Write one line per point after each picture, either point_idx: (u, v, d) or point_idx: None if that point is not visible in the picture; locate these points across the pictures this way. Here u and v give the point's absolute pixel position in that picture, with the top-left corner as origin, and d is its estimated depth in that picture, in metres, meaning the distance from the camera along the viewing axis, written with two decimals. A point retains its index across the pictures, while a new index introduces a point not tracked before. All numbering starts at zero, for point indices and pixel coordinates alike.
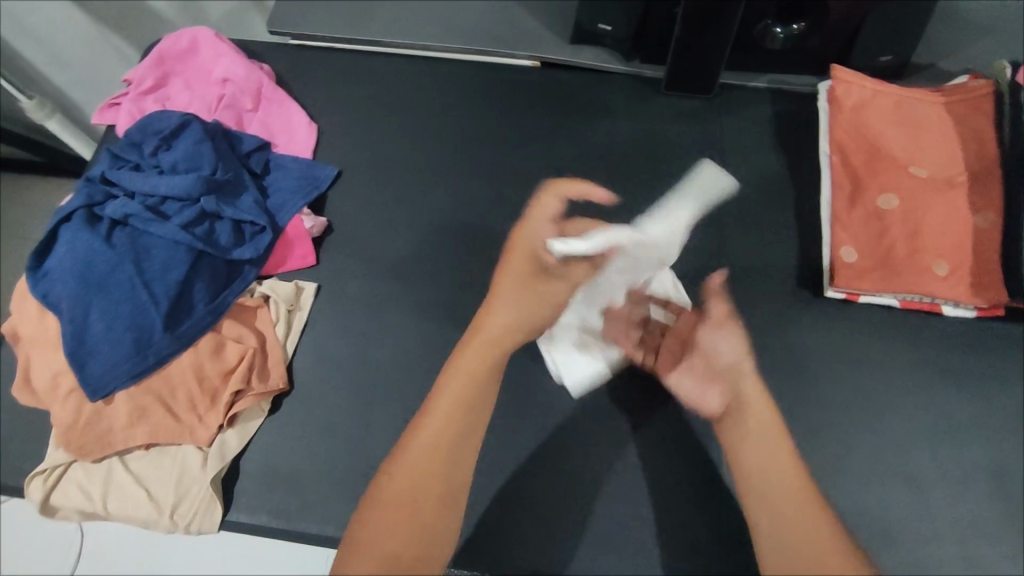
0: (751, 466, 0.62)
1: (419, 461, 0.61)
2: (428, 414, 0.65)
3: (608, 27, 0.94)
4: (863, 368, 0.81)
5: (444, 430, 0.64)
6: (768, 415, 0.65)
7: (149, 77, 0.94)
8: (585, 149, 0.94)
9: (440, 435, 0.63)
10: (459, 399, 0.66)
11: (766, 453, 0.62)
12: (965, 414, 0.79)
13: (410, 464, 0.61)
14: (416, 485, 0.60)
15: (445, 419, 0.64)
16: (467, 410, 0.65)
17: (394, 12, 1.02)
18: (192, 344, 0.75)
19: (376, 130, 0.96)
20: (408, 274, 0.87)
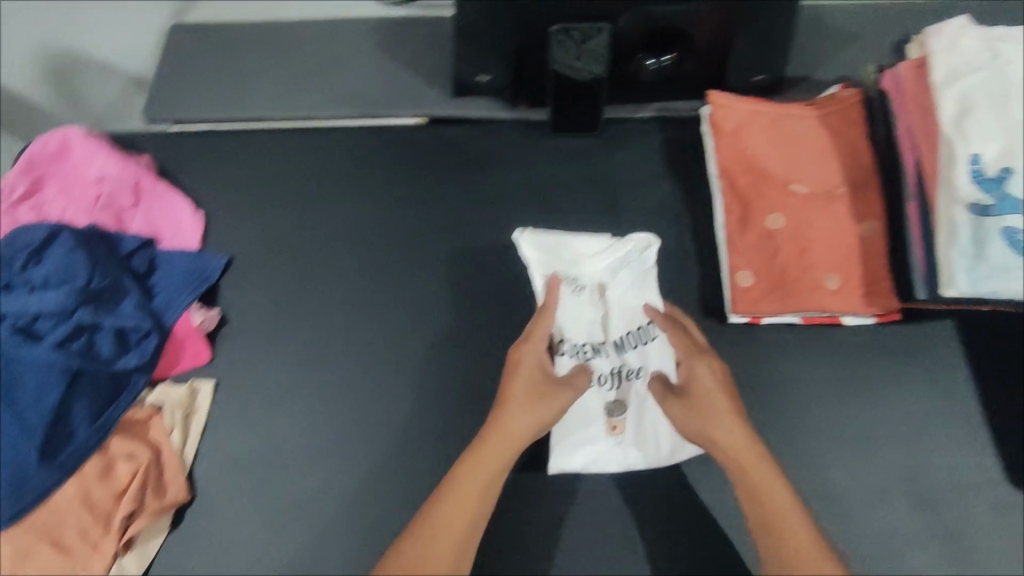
0: (761, 500, 0.68)
1: (461, 509, 0.68)
2: (465, 465, 0.71)
3: (486, 76, 0.92)
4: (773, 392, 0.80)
5: (480, 480, 0.70)
6: (750, 447, 0.70)
7: (20, 184, 0.90)
8: (478, 203, 0.93)
9: (477, 490, 0.69)
10: (485, 462, 0.71)
11: (767, 486, 0.68)
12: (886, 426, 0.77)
13: (435, 536, 0.67)
14: (450, 527, 0.68)
15: (475, 481, 0.70)
16: (490, 479, 0.70)
17: (273, 84, 1.00)
18: (76, 470, 0.73)
19: (266, 209, 0.94)
20: (310, 357, 0.84)
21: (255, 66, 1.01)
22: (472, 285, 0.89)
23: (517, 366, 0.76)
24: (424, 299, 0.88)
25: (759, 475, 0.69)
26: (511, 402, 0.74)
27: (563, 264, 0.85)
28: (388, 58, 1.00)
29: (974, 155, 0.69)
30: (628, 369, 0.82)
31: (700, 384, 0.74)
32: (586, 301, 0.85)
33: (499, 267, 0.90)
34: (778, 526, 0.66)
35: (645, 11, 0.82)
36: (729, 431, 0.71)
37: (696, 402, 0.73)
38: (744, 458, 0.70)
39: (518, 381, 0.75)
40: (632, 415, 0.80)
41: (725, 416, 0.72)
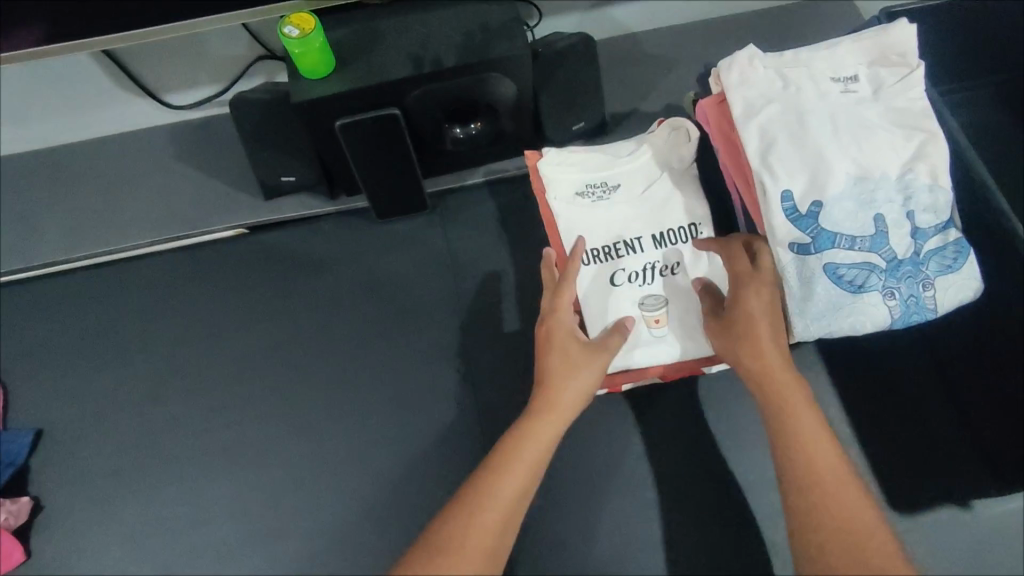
0: (807, 446, 0.57)
1: (497, 511, 0.59)
2: (499, 461, 0.62)
3: (291, 177, 0.85)
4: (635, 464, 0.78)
5: (518, 479, 0.61)
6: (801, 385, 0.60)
7: None
8: (312, 313, 0.85)
9: (523, 480, 0.61)
10: (522, 453, 0.62)
11: (813, 428, 0.58)
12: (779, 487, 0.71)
13: (452, 558, 0.56)
14: (481, 532, 0.58)
15: (511, 480, 0.61)
16: (527, 477, 0.62)
17: (62, 219, 0.89)
18: None
19: (73, 365, 0.83)
20: (148, 529, 0.76)
21: (40, 202, 0.90)
22: (311, 405, 0.80)
23: (552, 340, 0.68)
24: (262, 429, 0.80)
25: (804, 420, 0.59)
26: (551, 375, 0.66)
27: (590, 174, 0.79)
28: (189, 166, 0.90)
29: (785, 192, 0.66)
30: (662, 263, 0.78)
31: (749, 309, 0.63)
32: (618, 208, 0.79)
33: (342, 380, 0.81)
34: (811, 475, 0.56)
35: (430, 88, 0.75)
36: (772, 357, 0.62)
37: (744, 327, 0.63)
38: (785, 390, 0.60)
39: (555, 356, 0.67)
40: (674, 307, 0.76)
41: (774, 344, 0.62)
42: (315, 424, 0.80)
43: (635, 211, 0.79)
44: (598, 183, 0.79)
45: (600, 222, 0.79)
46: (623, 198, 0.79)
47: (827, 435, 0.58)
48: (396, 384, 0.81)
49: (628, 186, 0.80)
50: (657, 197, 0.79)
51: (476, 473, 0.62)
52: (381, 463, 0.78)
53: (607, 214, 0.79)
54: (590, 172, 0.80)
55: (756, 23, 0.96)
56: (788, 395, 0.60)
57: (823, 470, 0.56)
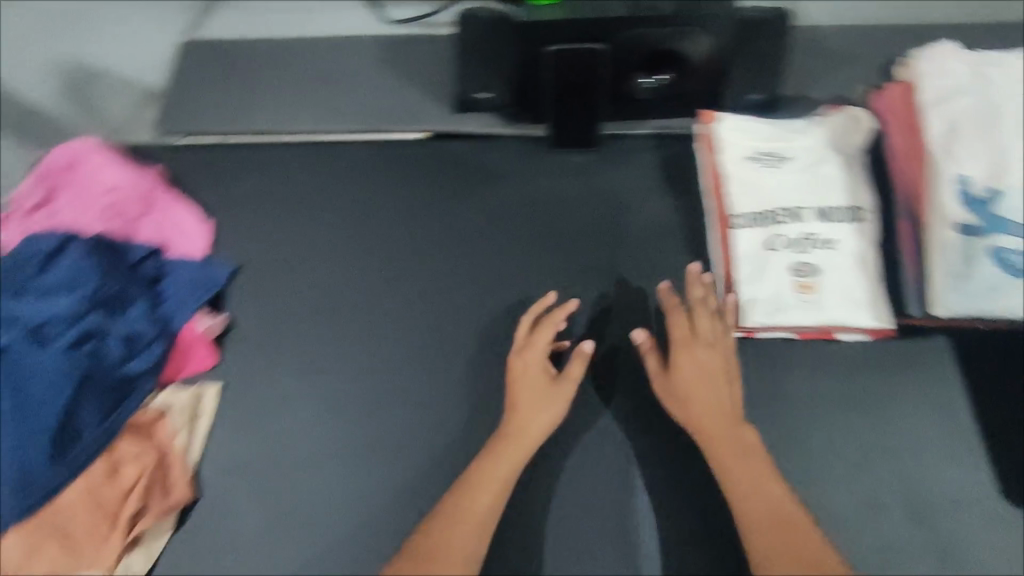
0: (758, 491, 0.72)
1: (486, 499, 0.74)
2: (487, 461, 0.76)
3: (489, 93, 0.94)
4: (768, 405, 0.80)
5: (498, 480, 0.75)
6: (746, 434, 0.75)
7: (34, 196, 0.94)
8: (482, 216, 0.94)
9: (500, 481, 0.75)
10: (504, 460, 0.76)
11: (758, 477, 0.72)
12: (849, 482, 0.76)
13: (458, 531, 0.72)
14: (478, 514, 0.73)
15: (494, 478, 0.75)
16: (507, 479, 0.75)
17: (281, 97, 1.02)
18: (84, 470, 0.75)
19: (270, 220, 0.95)
20: (313, 367, 0.86)
21: (266, 80, 1.03)
22: (471, 296, 0.89)
23: (523, 373, 0.80)
24: (424, 307, 0.89)
25: (757, 469, 0.73)
26: (518, 405, 0.78)
27: (760, 144, 0.86)
28: (395, 74, 1.02)
29: (963, 175, 0.70)
30: (820, 235, 0.82)
31: (688, 374, 0.77)
32: (783, 176, 0.85)
33: (501, 280, 0.91)
34: (758, 513, 0.71)
35: (638, 30, 0.84)
36: (714, 417, 0.75)
37: (700, 385, 0.77)
38: (725, 447, 0.74)
39: (520, 387, 0.79)
40: (826, 275, 0.80)
41: (726, 401, 0.76)
42: (473, 312, 0.89)
43: (799, 181, 0.84)
44: (766, 153, 0.86)
45: (763, 184, 0.85)
46: (789, 168, 0.85)
47: (773, 485, 0.72)
48: (548, 295, 0.89)
49: (796, 159, 0.85)
50: (822, 172, 0.84)
51: (474, 467, 0.76)
52: None
53: (771, 177, 0.85)
54: (760, 142, 0.86)
55: (941, 35, 0.99)
56: (745, 447, 0.74)
57: (775, 509, 0.71)
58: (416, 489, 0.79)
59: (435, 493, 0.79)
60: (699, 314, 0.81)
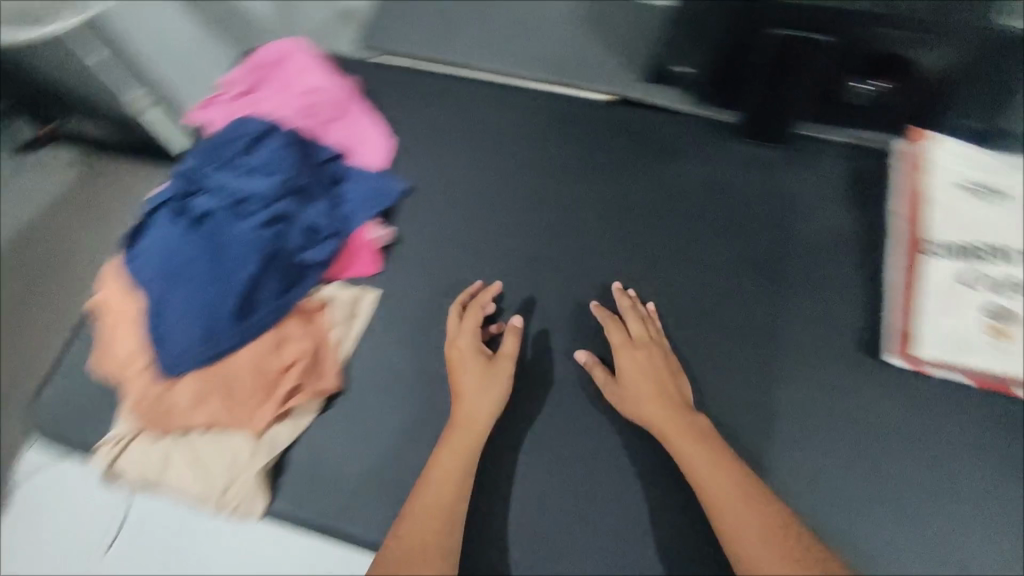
0: (721, 488, 0.66)
1: (442, 485, 0.70)
2: (442, 450, 0.73)
3: (689, 68, 0.97)
4: (932, 443, 0.76)
5: (457, 462, 0.71)
6: (700, 420, 0.72)
7: (241, 83, 1.00)
8: (653, 188, 0.93)
9: (461, 464, 0.71)
10: (459, 446, 0.73)
11: (717, 473, 0.67)
12: (998, 543, 0.72)
13: (415, 519, 0.67)
14: (439, 502, 0.68)
15: (453, 462, 0.71)
16: (466, 463, 0.72)
17: (477, 39, 1.06)
18: (255, 340, 0.79)
19: (447, 149, 0.98)
20: (464, 295, 0.88)
21: (466, 22, 1.07)
22: (629, 263, 0.89)
23: (457, 355, 0.79)
24: (580, 263, 0.90)
25: (704, 465, 0.68)
26: (465, 392, 0.76)
27: (973, 176, 0.82)
28: (593, 39, 1.04)
29: None
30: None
31: (631, 372, 0.77)
32: (995, 212, 0.80)
33: (661, 253, 0.89)
34: (727, 515, 0.64)
35: (876, 28, 0.80)
36: (658, 412, 0.73)
37: (638, 378, 0.76)
38: (675, 435, 0.71)
39: (465, 374, 0.77)
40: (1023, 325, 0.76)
41: (668, 401, 0.73)
42: (627, 279, 0.88)
43: (1012, 221, 0.79)
44: (978, 186, 0.82)
45: (971, 216, 0.80)
46: (1002, 207, 0.80)
47: (738, 482, 0.66)
48: (705, 279, 0.87)
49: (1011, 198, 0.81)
50: None
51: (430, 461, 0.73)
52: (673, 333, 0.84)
53: (981, 211, 0.80)
54: (974, 174, 0.82)
55: None
56: (682, 441, 0.70)
57: (733, 507, 0.64)
58: (556, 435, 0.80)
59: (562, 443, 0.79)
60: (632, 320, 0.81)
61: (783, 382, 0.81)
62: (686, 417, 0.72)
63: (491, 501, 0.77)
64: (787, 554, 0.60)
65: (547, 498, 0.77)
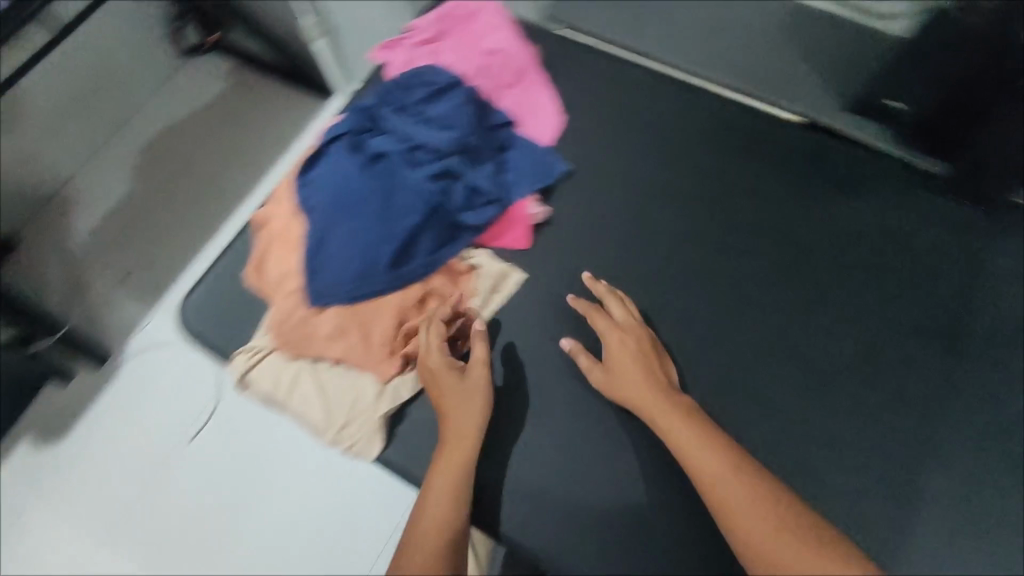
0: (714, 476, 0.66)
1: (437, 509, 0.69)
2: (434, 471, 0.72)
3: (900, 104, 0.91)
4: None
5: (450, 481, 0.70)
6: (684, 401, 0.73)
7: (428, 30, 0.99)
8: (831, 224, 0.86)
9: (454, 482, 0.70)
10: (449, 466, 0.71)
11: (709, 461, 0.67)
12: None
13: (416, 552, 0.67)
14: (438, 529, 0.68)
15: (445, 482, 0.70)
16: (460, 478, 0.71)
17: (668, 38, 1.04)
18: (403, 288, 0.80)
19: (617, 137, 0.94)
20: (608, 290, 0.84)
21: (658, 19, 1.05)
22: (789, 298, 0.83)
23: (428, 367, 0.76)
24: (735, 285, 0.84)
25: (698, 452, 0.68)
26: (443, 409, 0.74)
27: None
28: (792, 59, 0.99)
29: None
30: None
31: (621, 360, 0.76)
32: None
33: (825, 295, 0.82)
34: (723, 500, 0.65)
35: None
36: (642, 398, 0.74)
37: (630, 361, 0.76)
38: (660, 421, 0.72)
39: (439, 387, 0.75)
40: None
41: (655, 384, 0.74)
42: (784, 313, 0.82)
43: None
44: None
45: None
46: None
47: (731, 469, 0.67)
48: (869, 334, 0.80)
49: None
50: None
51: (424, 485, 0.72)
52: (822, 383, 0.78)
53: None
54: None
55: None
56: (672, 429, 0.70)
57: (727, 494, 0.65)
58: None
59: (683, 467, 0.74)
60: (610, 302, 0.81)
61: (942, 463, 0.74)
62: (675, 407, 0.72)
63: (598, 508, 0.73)
64: (782, 526, 0.62)
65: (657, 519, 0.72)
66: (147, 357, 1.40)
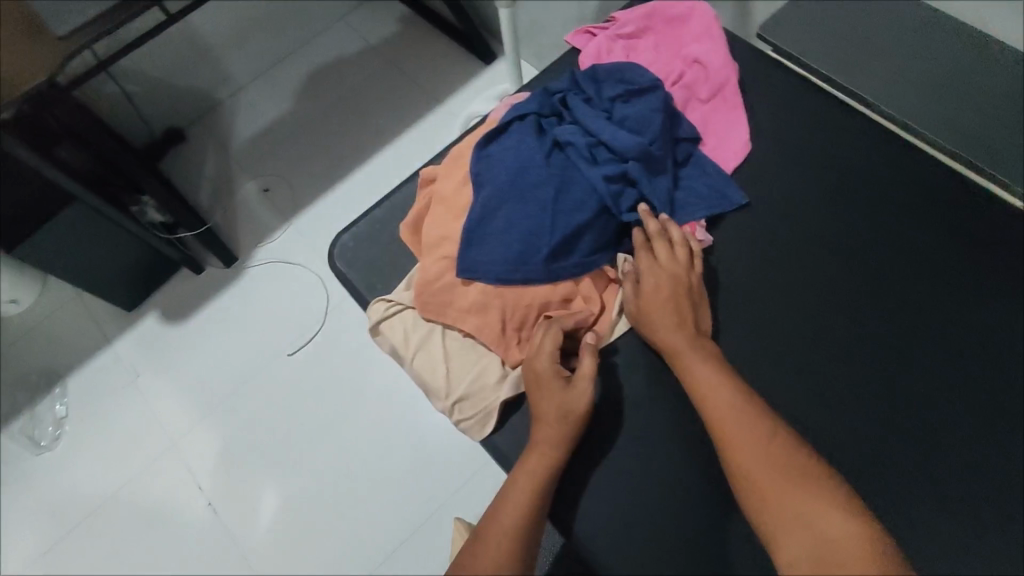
0: (728, 428, 0.68)
1: (518, 503, 0.70)
2: (519, 469, 0.72)
3: None
4: None
5: (535, 481, 0.71)
6: (708, 348, 0.75)
7: (633, 25, 0.96)
8: (1008, 332, 0.80)
9: (539, 483, 0.71)
10: (536, 467, 0.72)
11: (726, 413, 0.69)
12: None
13: (493, 540, 0.67)
14: (518, 522, 0.68)
15: (530, 481, 0.71)
16: (545, 481, 0.71)
17: (883, 83, 0.95)
18: (554, 282, 0.78)
19: (799, 180, 0.89)
20: (751, 338, 0.81)
21: (879, 58, 0.97)
22: (941, 398, 0.78)
23: (530, 373, 0.76)
24: (888, 368, 0.79)
25: (716, 403, 0.70)
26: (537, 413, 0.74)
27: None
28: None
29: None
30: None
31: (653, 297, 0.77)
32: None
33: (983, 407, 0.77)
34: (734, 454, 0.67)
35: None
36: (666, 339, 0.75)
37: (658, 298, 0.77)
38: (682, 367, 0.74)
39: (536, 394, 0.75)
40: None
41: (682, 327, 0.75)
42: (933, 413, 0.77)
43: None
44: None
45: None
46: None
47: (749, 422, 0.68)
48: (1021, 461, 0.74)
49: None
50: None
51: (506, 480, 0.73)
52: (953, 495, 0.74)
53: None
54: None
55: None
56: (695, 378, 0.72)
57: (740, 448, 0.67)
58: None
59: None
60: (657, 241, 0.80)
61: None
62: (703, 358, 0.73)
63: (687, 550, 0.73)
64: (788, 477, 0.64)
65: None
66: (274, 270, 1.51)
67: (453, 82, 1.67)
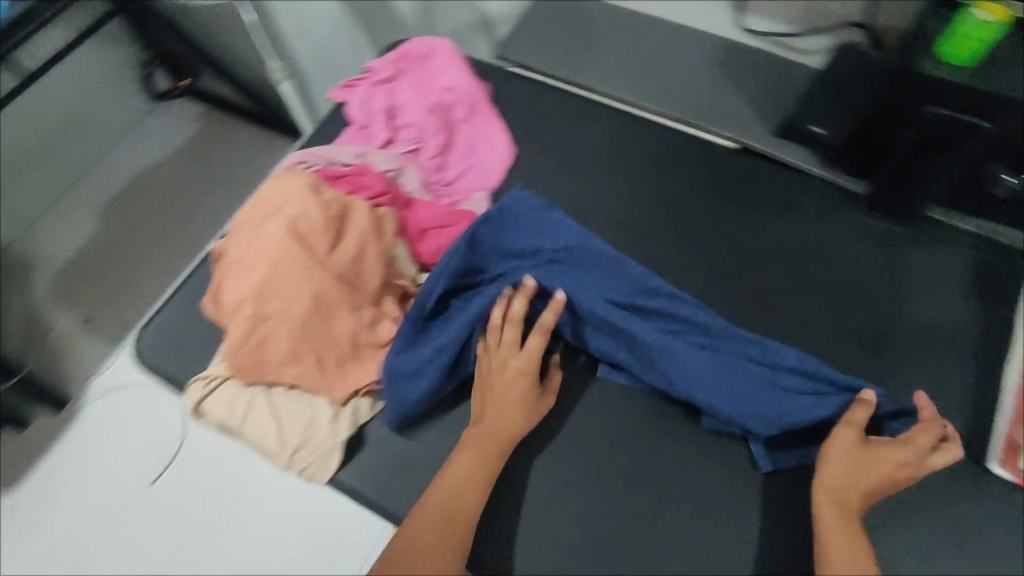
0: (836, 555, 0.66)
1: (462, 482, 0.73)
2: (463, 453, 0.75)
3: (821, 131, 0.95)
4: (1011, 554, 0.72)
5: (477, 464, 0.74)
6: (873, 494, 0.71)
7: (387, 70, 1.05)
8: (758, 238, 0.92)
9: (483, 469, 0.74)
10: (481, 449, 0.75)
11: (845, 545, 0.66)
12: None
13: (426, 522, 0.70)
14: (460, 498, 0.72)
15: (472, 465, 0.74)
16: (489, 464, 0.74)
17: (608, 69, 1.11)
18: (356, 313, 0.82)
19: (560, 162, 1.00)
20: None
21: (599, 52, 1.13)
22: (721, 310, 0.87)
23: (508, 365, 0.79)
24: None
25: (834, 526, 0.68)
26: (498, 394, 0.78)
27: None
28: (724, 89, 1.07)
29: None
30: None
31: (885, 459, 0.72)
32: None
33: (757, 305, 0.87)
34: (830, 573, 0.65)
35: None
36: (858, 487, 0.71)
37: (885, 462, 0.72)
38: (829, 493, 0.71)
39: (507, 382, 0.78)
40: None
41: (869, 473, 0.71)
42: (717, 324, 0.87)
43: None
44: None
45: None
46: None
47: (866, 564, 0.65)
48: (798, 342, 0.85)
49: None
50: None
51: (449, 460, 0.76)
52: None
53: None
54: None
55: None
56: (834, 508, 0.69)
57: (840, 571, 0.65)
58: (623, 459, 0.79)
59: (621, 472, 0.79)
60: (947, 450, 0.73)
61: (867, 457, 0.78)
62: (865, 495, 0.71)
63: (544, 515, 0.77)
64: None
65: (599, 522, 0.76)
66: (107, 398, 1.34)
67: (260, 159, 1.68)
